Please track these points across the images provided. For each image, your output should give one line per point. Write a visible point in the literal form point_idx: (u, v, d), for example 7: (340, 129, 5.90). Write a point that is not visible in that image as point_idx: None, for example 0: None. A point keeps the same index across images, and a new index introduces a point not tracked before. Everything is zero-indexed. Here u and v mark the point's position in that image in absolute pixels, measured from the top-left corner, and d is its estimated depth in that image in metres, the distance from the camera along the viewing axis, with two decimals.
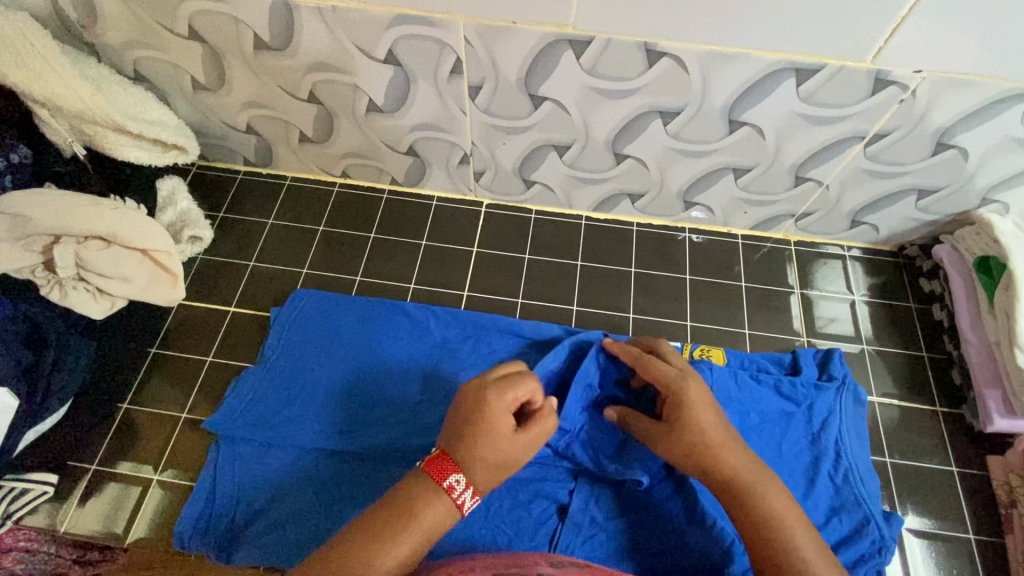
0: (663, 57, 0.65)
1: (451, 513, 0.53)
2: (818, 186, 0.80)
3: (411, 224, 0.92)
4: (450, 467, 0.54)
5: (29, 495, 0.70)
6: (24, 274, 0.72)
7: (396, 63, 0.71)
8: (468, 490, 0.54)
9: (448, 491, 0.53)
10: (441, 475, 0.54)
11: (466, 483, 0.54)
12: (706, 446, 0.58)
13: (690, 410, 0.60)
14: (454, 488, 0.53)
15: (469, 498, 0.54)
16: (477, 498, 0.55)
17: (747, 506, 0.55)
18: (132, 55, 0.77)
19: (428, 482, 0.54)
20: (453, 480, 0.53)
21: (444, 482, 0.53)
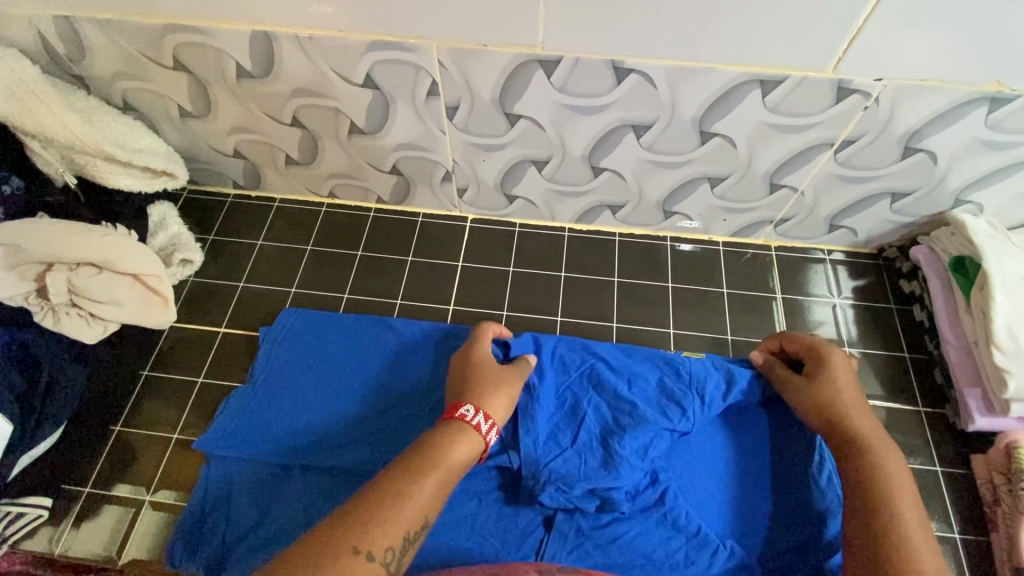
0: (631, 73, 0.66)
1: (475, 434, 0.62)
2: (793, 192, 0.81)
3: (398, 241, 0.94)
4: (460, 404, 0.65)
5: (23, 519, 0.72)
6: (18, 301, 0.74)
7: (374, 87, 0.73)
8: (481, 414, 0.64)
9: (462, 417, 0.63)
10: (453, 410, 0.64)
11: (477, 409, 0.64)
12: (836, 407, 0.65)
13: (835, 376, 0.68)
14: (467, 417, 0.64)
15: (482, 420, 0.64)
16: (492, 422, 0.65)
17: (861, 460, 0.60)
18: (119, 87, 0.79)
19: (452, 423, 0.63)
20: (464, 410, 0.64)
21: (457, 412, 0.64)
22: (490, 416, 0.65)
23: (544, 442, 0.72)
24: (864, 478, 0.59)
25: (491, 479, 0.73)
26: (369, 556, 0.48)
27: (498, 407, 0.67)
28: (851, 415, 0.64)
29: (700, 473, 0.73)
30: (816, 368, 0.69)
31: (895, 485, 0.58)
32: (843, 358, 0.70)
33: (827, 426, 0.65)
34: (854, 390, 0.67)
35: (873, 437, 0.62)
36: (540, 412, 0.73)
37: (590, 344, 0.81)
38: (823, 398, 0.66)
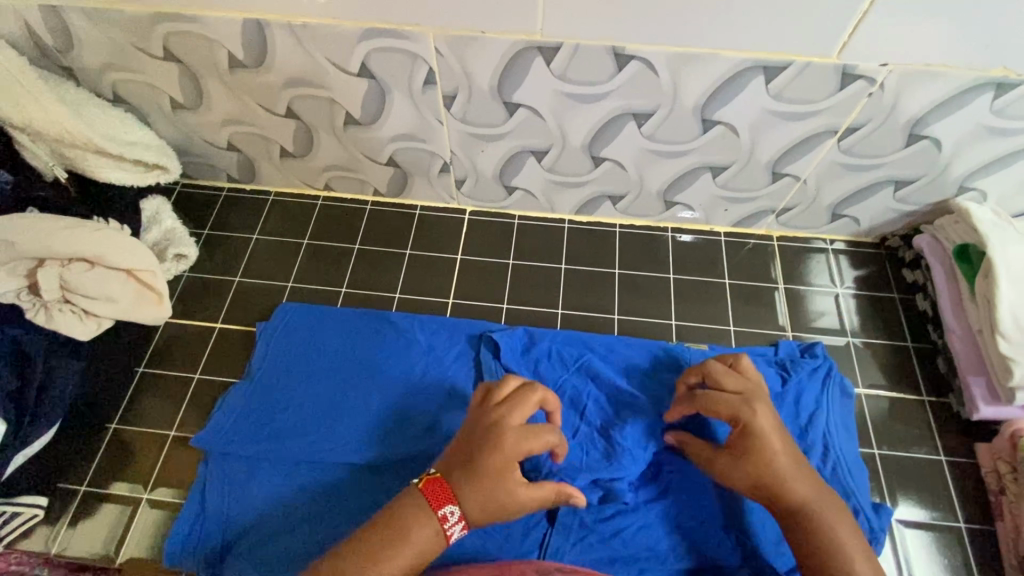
0: (632, 60, 0.65)
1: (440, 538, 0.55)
2: (795, 181, 0.80)
3: (395, 234, 0.93)
4: (446, 497, 0.56)
5: (18, 519, 0.70)
6: (8, 299, 0.73)
7: (370, 76, 0.71)
8: (459, 524, 0.56)
9: (440, 520, 0.55)
10: (437, 503, 0.56)
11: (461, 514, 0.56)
12: (778, 482, 0.59)
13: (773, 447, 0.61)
14: (447, 522, 0.55)
15: (459, 531, 0.56)
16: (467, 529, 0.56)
17: (813, 531, 0.57)
18: (109, 78, 0.77)
19: (426, 515, 0.55)
20: (447, 510, 0.56)
21: (439, 510, 0.55)
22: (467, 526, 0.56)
23: None
24: (823, 557, 0.56)
25: None
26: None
27: (488, 505, 0.56)
28: (790, 483, 0.59)
29: None
30: (739, 439, 0.62)
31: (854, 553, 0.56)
32: (764, 413, 0.62)
33: (768, 497, 0.60)
34: (790, 451, 0.61)
35: (817, 502, 0.59)
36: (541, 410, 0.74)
37: (590, 338, 0.81)
38: (758, 474, 0.60)
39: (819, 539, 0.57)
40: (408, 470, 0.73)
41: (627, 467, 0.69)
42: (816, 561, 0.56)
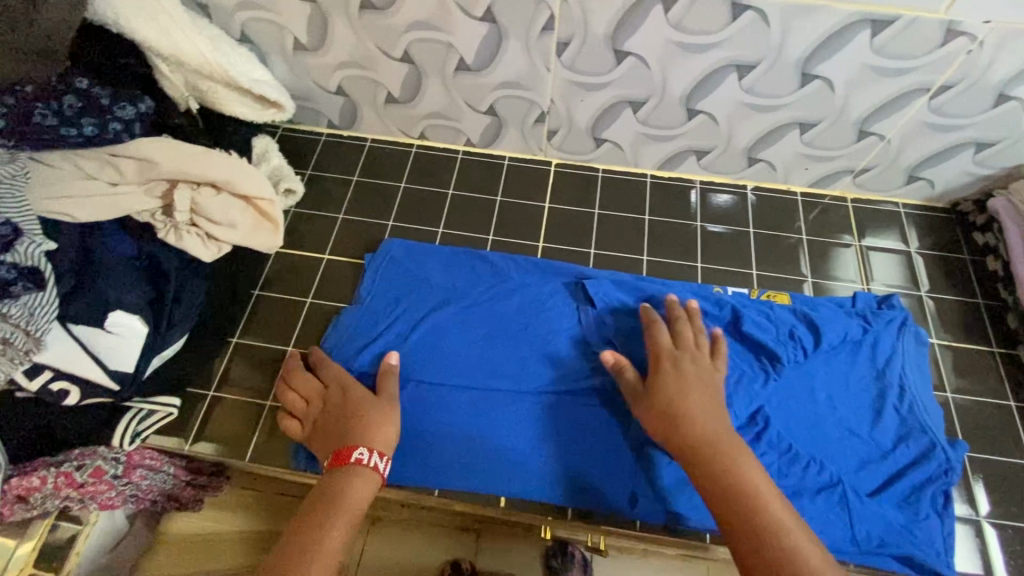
0: (748, 10, 0.70)
1: (374, 473, 0.67)
2: (880, 141, 0.84)
3: (487, 182, 0.98)
4: (352, 447, 0.68)
5: (155, 416, 0.76)
6: (144, 217, 0.79)
7: (492, 21, 0.76)
8: (375, 454, 0.67)
9: (356, 463, 0.66)
10: (344, 457, 0.67)
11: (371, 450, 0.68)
12: (680, 416, 0.66)
13: (666, 384, 0.69)
14: (364, 459, 0.67)
15: (380, 461, 0.68)
16: (385, 456, 0.68)
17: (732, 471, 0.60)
18: (241, 17, 0.83)
19: (347, 466, 0.66)
20: (357, 454, 0.67)
21: (352, 457, 0.67)
22: (386, 455, 0.69)
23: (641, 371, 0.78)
24: (716, 483, 0.60)
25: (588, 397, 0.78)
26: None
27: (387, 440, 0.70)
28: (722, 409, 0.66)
29: (794, 399, 0.76)
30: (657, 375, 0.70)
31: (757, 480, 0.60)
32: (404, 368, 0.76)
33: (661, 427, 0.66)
34: (695, 400, 0.66)
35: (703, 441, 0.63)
36: (635, 348, 0.80)
37: (679, 286, 0.86)
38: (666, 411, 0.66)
39: (731, 468, 0.60)
40: (511, 390, 0.79)
41: None
42: (727, 499, 0.59)
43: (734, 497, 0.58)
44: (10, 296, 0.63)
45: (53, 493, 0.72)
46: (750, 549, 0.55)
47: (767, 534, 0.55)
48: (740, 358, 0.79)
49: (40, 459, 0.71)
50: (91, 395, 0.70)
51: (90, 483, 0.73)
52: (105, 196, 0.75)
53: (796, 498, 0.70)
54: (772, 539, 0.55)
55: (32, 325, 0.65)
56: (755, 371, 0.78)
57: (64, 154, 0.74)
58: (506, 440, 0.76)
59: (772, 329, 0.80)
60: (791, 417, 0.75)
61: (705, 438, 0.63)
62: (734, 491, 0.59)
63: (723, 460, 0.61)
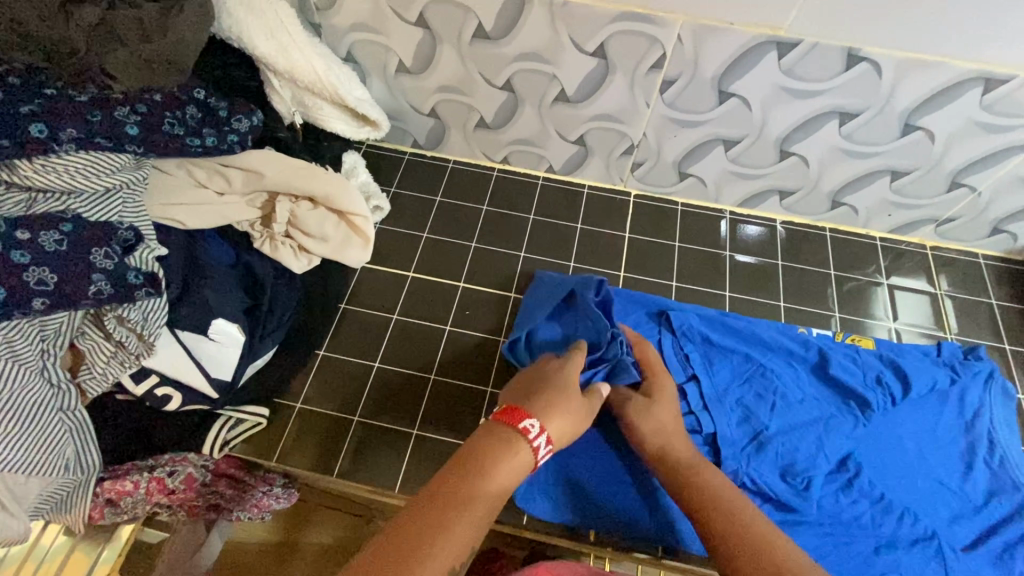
0: (863, 61, 0.72)
1: (528, 454, 0.54)
2: (971, 193, 0.86)
3: (567, 209, 0.99)
4: (524, 413, 0.56)
5: (244, 424, 0.76)
6: (244, 227, 0.81)
7: (602, 56, 0.79)
8: (543, 433, 0.55)
9: (523, 432, 0.54)
10: (515, 418, 0.55)
11: (542, 426, 0.55)
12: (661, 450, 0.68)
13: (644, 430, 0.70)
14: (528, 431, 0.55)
15: (543, 442, 0.55)
16: (550, 446, 0.56)
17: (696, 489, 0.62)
18: (351, 38, 0.86)
19: (507, 434, 0.54)
20: (527, 423, 0.55)
21: (519, 425, 0.55)
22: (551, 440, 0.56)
23: (731, 412, 0.77)
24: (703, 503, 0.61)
25: None
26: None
27: (561, 430, 0.58)
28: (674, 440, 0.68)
29: (884, 448, 0.75)
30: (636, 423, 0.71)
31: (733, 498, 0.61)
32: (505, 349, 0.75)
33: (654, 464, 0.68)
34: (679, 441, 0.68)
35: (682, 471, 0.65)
36: (725, 387, 0.79)
37: (762, 325, 0.85)
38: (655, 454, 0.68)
39: (706, 493, 0.61)
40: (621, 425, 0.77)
41: (805, 441, 0.75)
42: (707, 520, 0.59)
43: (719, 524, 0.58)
44: (131, 303, 0.63)
45: (144, 499, 0.73)
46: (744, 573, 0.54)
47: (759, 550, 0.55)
48: (827, 403, 0.78)
49: (132, 464, 0.72)
50: (191, 402, 0.71)
51: (179, 489, 0.74)
52: (213, 205, 0.77)
53: (889, 548, 0.69)
54: (767, 554, 0.54)
55: (147, 330, 0.66)
56: (845, 417, 0.77)
57: (179, 162, 0.75)
58: (591, 472, 0.76)
59: (858, 373, 0.80)
60: (883, 468, 0.74)
61: (683, 472, 0.65)
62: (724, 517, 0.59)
63: (703, 489, 0.62)
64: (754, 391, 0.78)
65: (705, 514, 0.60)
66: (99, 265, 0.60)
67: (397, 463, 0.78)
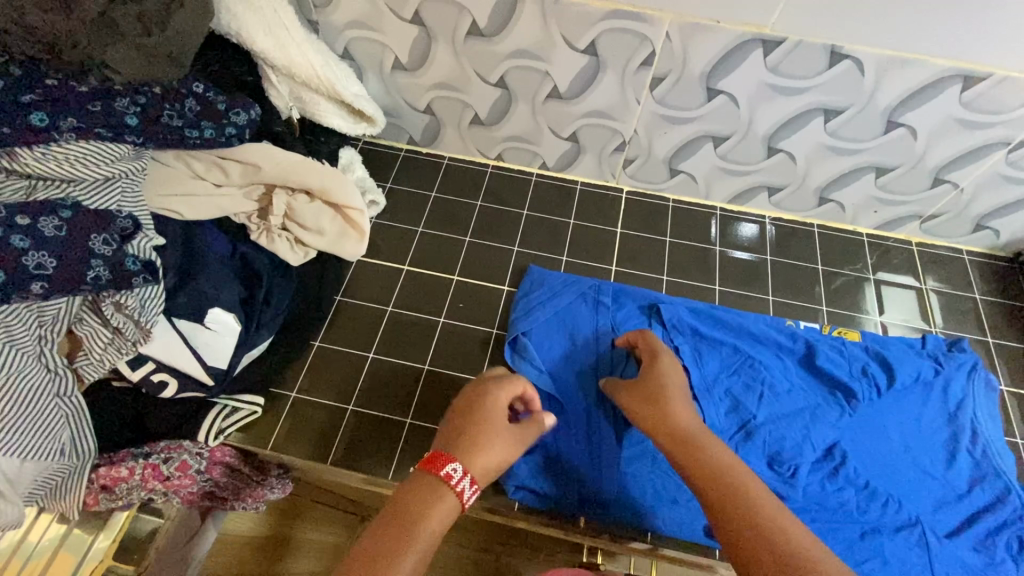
0: (845, 59, 0.74)
1: (453, 497, 0.53)
2: (953, 189, 0.88)
3: (560, 204, 1.01)
4: (447, 457, 0.55)
5: (239, 413, 0.76)
6: (241, 219, 0.83)
7: (593, 54, 0.81)
8: (468, 477, 0.54)
9: (446, 479, 0.53)
10: (436, 465, 0.54)
11: (465, 470, 0.54)
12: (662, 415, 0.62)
13: (650, 400, 0.64)
14: (452, 477, 0.53)
15: (468, 487, 0.54)
16: (476, 487, 0.54)
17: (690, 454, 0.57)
18: (348, 35, 0.87)
19: (431, 481, 0.53)
20: (449, 469, 0.54)
21: (442, 471, 0.54)
22: (477, 483, 0.55)
23: (720, 403, 0.78)
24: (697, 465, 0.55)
25: None
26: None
27: (489, 469, 0.56)
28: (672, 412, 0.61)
29: (870, 438, 0.77)
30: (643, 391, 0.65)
31: (741, 474, 0.54)
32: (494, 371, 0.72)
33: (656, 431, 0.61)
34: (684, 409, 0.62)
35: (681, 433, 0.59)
36: (715, 378, 0.80)
37: (749, 319, 0.86)
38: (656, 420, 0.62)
39: (710, 462, 0.55)
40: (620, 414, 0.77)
41: (792, 431, 0.76)
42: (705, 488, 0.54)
43: (725, 501, 0.52)
44: (128, 289, 0.64)
45: (139, 485, 0.74)
46: (756, 552, 0.48)
47: (768, 538, 0.48)
48: (814, 394, 0.79)
49: (127, 450, 0.72)
50: (187, 389, 0.72)
51: (174, 475, 0.75)
52: (211, 196, 0.78)
53: (874, 535, 0.70)
54: (761, 520, 0.49)
55: (143, 316, 0.67)
56: (831, 407, 0.78)
57: (177, 153, 0.77)
58: (585, 460, 0.75)
59: (845, 364, 0.81)
60: (869, 458, 0.75)
61: (683, 443, 0.58)
62: (720, 484, 0.53)
63: (696, 455, 0.56)
64: (742, 382, 0.80)
65: (707, 485, 0.54)
66: (97, 250, 0.61)
67: (391, 452, 0.79)
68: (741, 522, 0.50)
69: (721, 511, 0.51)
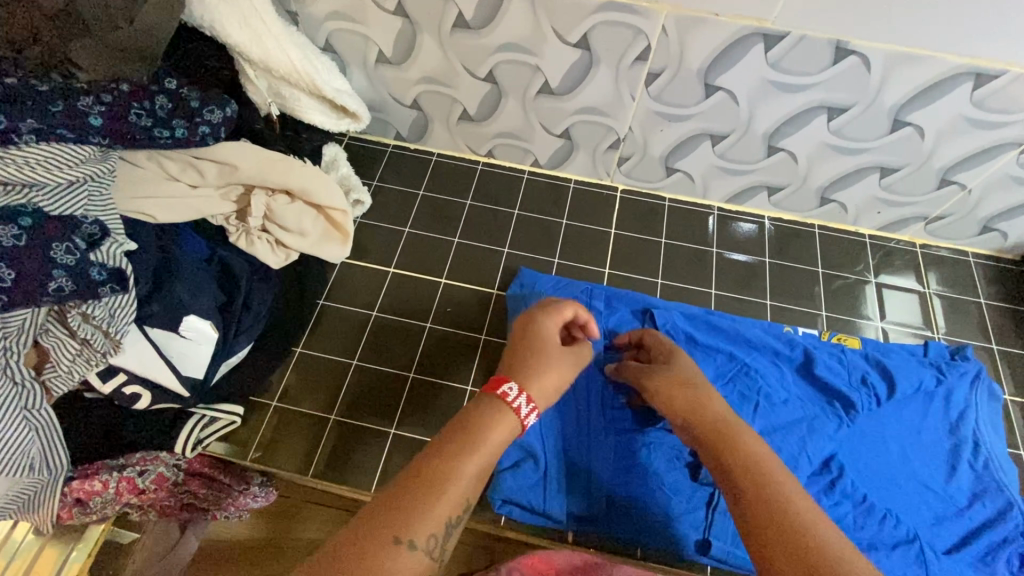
0: (852, 55, 0.70)
1: (512, 416, 0.51)
2: (961, 190, 0.85)
3: (552, 204, 0.98)
4: (503, 378, 0.54)
5: (216, 423, 0.74)
6: (218, 221, 0.79)
7: (586, 47, 0.77)
8: (525, 395, 0.52)
9: (503, 396, 0.52)
10: (493, 386, 0.53)
11: (521, 389, 0.53)
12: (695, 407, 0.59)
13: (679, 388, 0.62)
14: (508, 396, 0.52)
15: (527, 404, 0.52)
16: (534, 405, 0.53)
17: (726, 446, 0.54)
18: (329, 26, 0.83)
19: (486, 398, 0.52)
20: (506, 387, 0.53)
21: (499, 390, 0.52)
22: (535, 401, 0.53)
23: None
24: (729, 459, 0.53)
25: (661, 434, 0.75)
26: (410, 546, 0.44)
27: (549, 390, 0.55)
28: (705, 402, 0.59)
29: (869, 450, 0.74)
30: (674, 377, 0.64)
31: (774, 470, 0.52)
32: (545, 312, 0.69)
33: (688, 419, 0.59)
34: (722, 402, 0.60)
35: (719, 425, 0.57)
36: None
37: (745, 325, 0.83)
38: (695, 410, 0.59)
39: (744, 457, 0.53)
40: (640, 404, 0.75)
41: (789, 444, 0.73)
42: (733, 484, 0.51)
43: (754, 494, 0.49)
44: (95, 300, 0.62)
45: (114, 499, 0.73)
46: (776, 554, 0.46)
47: (798, 538, 0.46)
48: (811, 404, 0.77)
49: (101, 463, 0.71)
50: (161, 400, 0.70)
51: (150, 488, 0.75)
52: (185, 198, 0.75)
53: (871, 551, 0.68)
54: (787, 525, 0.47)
55: (113, 326, 0.64)
56: (829, 418, 0.76)
57: (148, 154, 0.73)
58: (574, 473, 0.73)
59: (843, 373, 0.79)
60: (869, 472, 0.73)
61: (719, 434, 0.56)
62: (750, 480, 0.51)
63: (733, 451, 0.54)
64: (738, 391, 0.77)
65: (739, 480, 0.51)
66: (59, 260, 0.59)
67: (375, 463, 0.76)
68: (768, 522, 0.47)
69: (748, 506, 0.49)
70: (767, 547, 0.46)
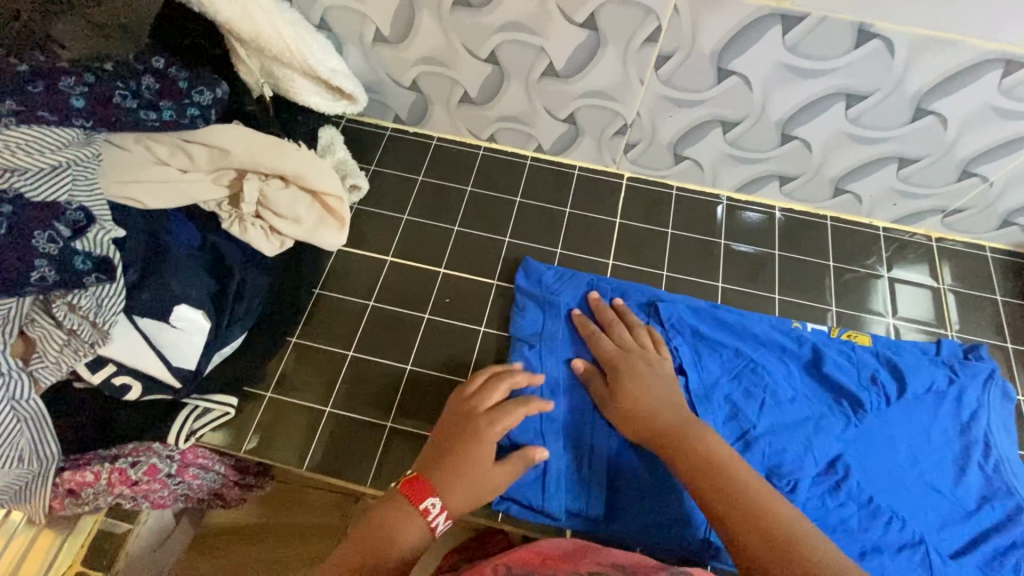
0: (875, 38, 0.66)
1: (423, 525, 0.59)
2: (982, 183, 0.81)
3: (555, 191, 0.94)
4: (423, 490, 0.60)
5: (210, 414, 0.72)
6: (210, 207, 0.77)
7: (593, 28, 0.73)
8: (442, 515, 0.59)
9: (421, 512, 0.59)
10: (416, 498, 0.60)
11: (441, 505, 0.60)
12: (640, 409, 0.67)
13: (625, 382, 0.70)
14: (427, 513, 0.59)
15: (442, 523, 0.60)
16: (449, 520, 0.60)
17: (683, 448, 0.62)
18: (324, 3, 0.80)
19: (402, 506, 0.59)
20: (427, 503, 0.59)
21: (421, 504, 0.59)
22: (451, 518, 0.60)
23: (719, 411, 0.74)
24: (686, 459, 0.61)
25: None
26: None
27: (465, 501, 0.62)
28: (653, 414, 0.66)
29: (878, 450, 0.73)
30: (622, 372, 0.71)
31: (736, 470, 0.58)
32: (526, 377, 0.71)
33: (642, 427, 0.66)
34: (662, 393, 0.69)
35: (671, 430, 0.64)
36: (716, 383, 0.75)
37: (753, 320, 0.81)
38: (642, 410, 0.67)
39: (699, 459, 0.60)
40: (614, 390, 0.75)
41: (795, 443, 0.72)
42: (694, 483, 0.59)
43: (715, 492, 0.57)
44: (81, 289, 0.60)
45: (106, 489, 0.73)
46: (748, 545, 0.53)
47: (759, 517, 0.54)
48: (819, 402, 0.75)
49: (93, 454, 0.69)
50: (153, 391, 0.69)
51: (143, 480, 0.74)
52: (175, 183, 0.72)
53: (875, 554, 0.67)
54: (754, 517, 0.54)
55: (100, 317, 0.62)
56: (837, 417, 0.74)
57: (136, 137, 0.71)
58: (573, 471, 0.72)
59: (853, 371, 0.77)
60: (877, 472, 0.71)
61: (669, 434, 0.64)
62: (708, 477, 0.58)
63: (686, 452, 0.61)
64: (743, 388, 0.75)
65: (698, 480, 0.59)
66: (40, 249, 0.57)
67: (370, 457, 0.75)
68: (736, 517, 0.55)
69: (711, 502, 0.57)
70: (738, 541, 0.53)
